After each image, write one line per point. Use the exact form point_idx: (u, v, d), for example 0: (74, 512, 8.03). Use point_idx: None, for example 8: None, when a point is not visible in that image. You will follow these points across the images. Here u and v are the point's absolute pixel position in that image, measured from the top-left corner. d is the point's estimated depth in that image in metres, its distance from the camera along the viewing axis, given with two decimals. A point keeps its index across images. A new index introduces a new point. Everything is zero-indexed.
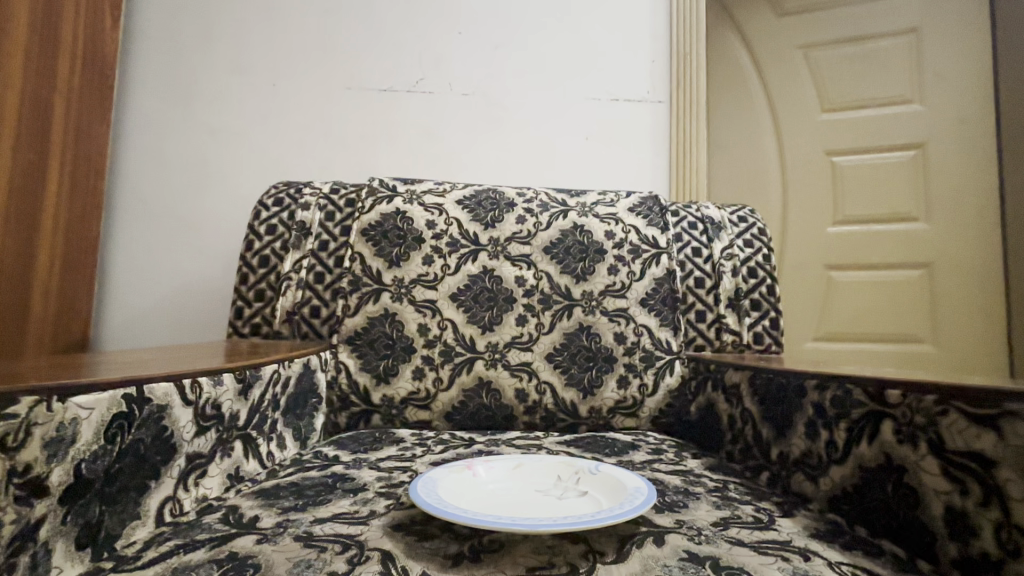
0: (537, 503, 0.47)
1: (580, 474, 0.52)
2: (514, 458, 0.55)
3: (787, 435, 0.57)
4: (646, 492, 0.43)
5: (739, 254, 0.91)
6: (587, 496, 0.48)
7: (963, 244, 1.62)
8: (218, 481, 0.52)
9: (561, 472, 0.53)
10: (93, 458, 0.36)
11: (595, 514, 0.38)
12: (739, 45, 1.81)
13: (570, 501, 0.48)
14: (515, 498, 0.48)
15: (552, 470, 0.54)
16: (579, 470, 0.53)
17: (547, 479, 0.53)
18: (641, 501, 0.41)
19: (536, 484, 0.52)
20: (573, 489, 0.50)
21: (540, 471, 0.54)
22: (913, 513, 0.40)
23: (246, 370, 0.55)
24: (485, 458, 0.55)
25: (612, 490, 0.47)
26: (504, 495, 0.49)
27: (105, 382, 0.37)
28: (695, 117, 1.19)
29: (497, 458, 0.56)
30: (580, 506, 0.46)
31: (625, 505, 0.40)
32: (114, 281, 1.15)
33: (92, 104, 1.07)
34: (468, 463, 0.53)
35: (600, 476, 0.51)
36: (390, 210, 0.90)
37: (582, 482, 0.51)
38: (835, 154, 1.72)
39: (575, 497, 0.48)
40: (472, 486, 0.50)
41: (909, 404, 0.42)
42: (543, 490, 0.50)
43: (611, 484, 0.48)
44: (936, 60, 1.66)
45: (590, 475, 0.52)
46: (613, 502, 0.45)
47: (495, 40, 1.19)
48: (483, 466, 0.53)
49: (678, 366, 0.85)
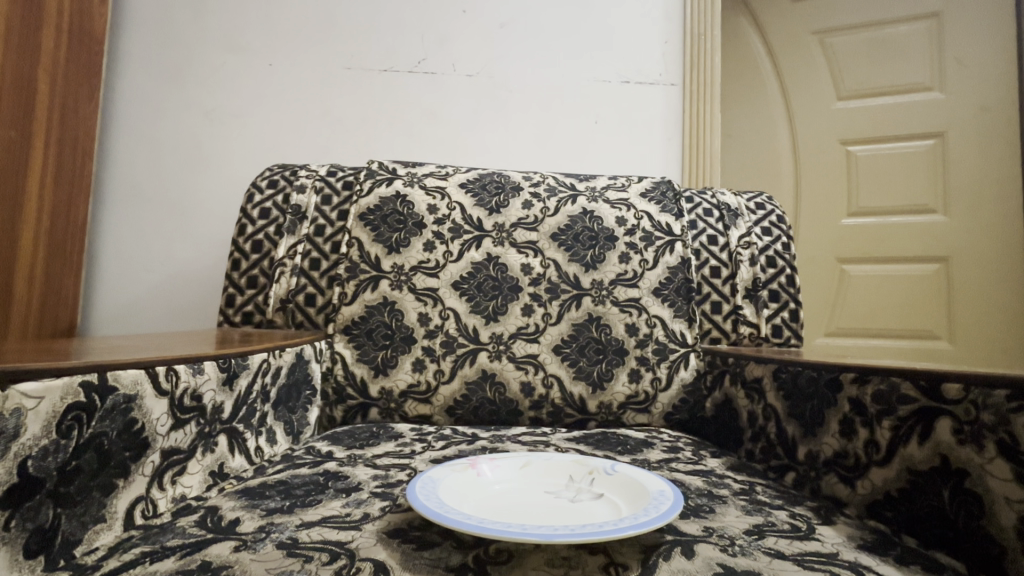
0: (548, 507, 0.43)
1: (595, 474, 0.48)
2: (521, 456, 0.50)
3: (817, 434, 0.52)
4: (672, 496, 0.39)
5: (757, 242, 0.85)
6: (603, 500, 0.44)
7: (982, 237, 1.56)
8: (199, 479, 0.47)
9: (573, 473, 0.49)
10: (43, 455, 0.32)
11: (616, 521, 0.34)
12: (752, 31, 1.76)
13: (585, 506, 0.43)
14: (524, 501, 0.44)
15: (564, 468, 0.49)
16: (593, 470, 0.48)
17: (558, 480, 0.48)
18: (668, 507, 0.36)
19: (546, 486, 0.47)
20: (589, 492, 0.46)
21: (551, 469, 0.49)
22: (976, 524, 0.36)
23: (232, 358, 0.50)
24: (490, 456, 0.51)
25: (632, 493, 0.43)
26: (512, 497, 0.44)
27: (58, 368, 0.33)
28: (710, 101, 1.13)
29: (503, 455, 0.51)
30: (596, 511, 0.42)
31: (648, 511, 0.36)
32: (103, 268, 1.10)
33: (78, 81, 1.02)
34: (471, 461, 0.48)
35: (617, 476, 0.46)
36: (390, 194, 0.85)
37: (597, 484, 0.46)
38: (852, 144, 1.66)
39: (591, 501, 0.44)
40: (477, 488, 0.45)
41: (974, 400, 0.37)
42: (554, 492, 0.46)
43: (631, 487, 0.44)
44: (958, 45, 1.61)
45: (606, 476, 0.47)
46: (634, 507, 0.40)
47: (500, 18, 1.14)
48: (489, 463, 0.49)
49: (693, 360, 0.81)
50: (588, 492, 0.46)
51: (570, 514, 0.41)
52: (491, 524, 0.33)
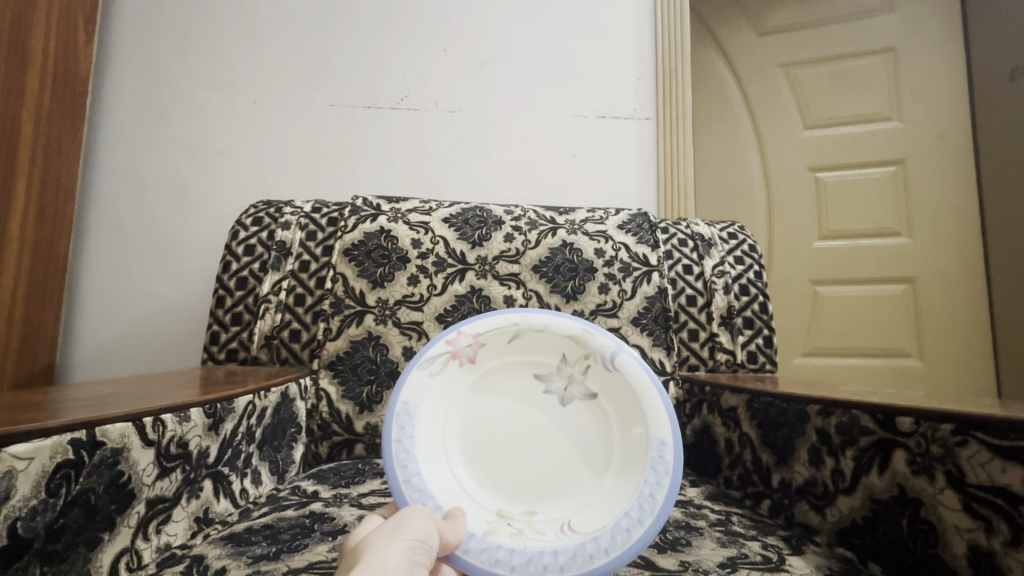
0: (545, 428, 0.49)
1: (589, 360, 0.49)
2: (511, 328, 0.49)
3: (788, 463, 0.54)
4: (670, 482, 0.39)
5: (730, 271, 0.89)
6: (592, 405, 0.49)
7: (945, 258, 1.64)
8: (185, 526, 0.48)
9: (568, 351, 0.50)
10: (31, 515, 0.32)
11: (606, 546, 0.37)
12: (722, 64, 1.85)
13: (579, 415, 0.49)
14: (520, 414, 0.49)
15: (557, 344, 0.50)
16: (591, 354, 0.49)
17: (550, 359, 0.50)
18: (654, 519, 0.37)
19: (539, 366, 0.50)
20: (581, 385, 0.50)
21: (541, 343, 0.50)
22: (932, 552, 0.38)
23: (218, 404, 0.51)
24: (477, 330, 0.49)
25: (625, 418, 0.47)
26: (511, 408, 0.50)
27: (47, 428, 0.33)
28: (683, 132, 1.18)
29: (491, 323, 0.49)
30: (584, 430, 0.48)
31: (642, 496, 0.39)
32: (85, 306, 1.10)
33: (61, 121, 1.03)
34: (455, 356, 0.49)
35: (612, 374, 0.48)
36: (374, 229, 0.87)
37: (590, 376, 0.49)
38: (819, 170, 1.74)
39: (583, 409, 0.49)
40: (474, 402, 0.50)
41: (925, 432, 0.40)
42: (548, 386, 0.50)
43: (625, 402, 0.47)
44: (913, 77, 1.70)
45: (604, 366, 0.48)
46: (624, 453, 0.45)
47: (479, 57, 1.18)
48: (473, 348, 0.49)
49: (672, 388, 0.83)
50: (580, 383, 0.50)
51: (565, 445, 0.48)
52: (473, 559, 0.37)
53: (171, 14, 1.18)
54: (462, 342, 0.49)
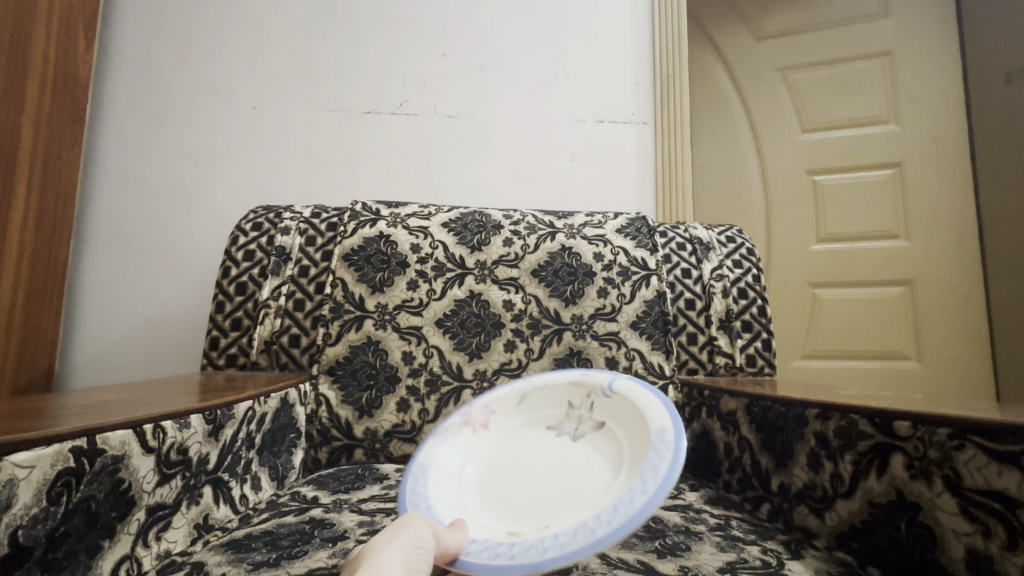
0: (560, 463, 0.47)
1: (591, 398, 0.52)
2: (517, 389, 0.54)
3: (787, 466, 0.54)
4: (673, 452, 0.38)
5: (728, 275, 0.89)
6: (603, 432, 0.49)
7: (942, 260, 1.64)
8: (184, 533, 0.48)
9: (572, 397, 0.53)
10: (33, 523, 0.32)
11: (608, 518, 0.34)
12: (719, 68, 1.86)
13: (592, 446, 0.48)
14: (535, 458, 0.48)
15: (562, 393, 0.53)
16: (591, 392, 0.52)
17: (559, 409, 0.53)
18: (656, 484, 0.35)
19: (549, 417, 0.53)
20: (590, 421, 0.50)
21: (548, 397, 0.53)
22: (931, 555, 0.39)
23: (218, 410, 0.51)
24: (485, 401, 0.54)
25: (633, 429, 0.46)
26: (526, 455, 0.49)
27: (49, 436, 0.33)
28: (681, 136, 1.18)
29: (496, 392, 0.54)
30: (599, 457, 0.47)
31: (648, 472, 0.37)
32: (84, 312, 1.10)
33: (61, 127, 1.03)
34: (467, 421, 0.52)
35: (615, 401, 0.49)
36: (374, 234, 0.87)
37: (596, 409, 0.51)
38: (817, 173, 1.74)
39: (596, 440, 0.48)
40: (490, 460, 0.50)
41: (922, 437, 0.40)
42: (560, 431, 0.51)
43: (629, 417, 0.47)
44: (909, 81, 1.71)
45: (605, 396, 0.50)
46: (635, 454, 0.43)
47: (477, 62, 1.19)
48: (485, 414, 0.53)
49: (672, 392, 0.83)
50: (589, 420, 0.51)
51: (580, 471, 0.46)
52: (475, 558, 0.35)
53: (171, 20, 1.18)
54: (474, 413, 0.53)
